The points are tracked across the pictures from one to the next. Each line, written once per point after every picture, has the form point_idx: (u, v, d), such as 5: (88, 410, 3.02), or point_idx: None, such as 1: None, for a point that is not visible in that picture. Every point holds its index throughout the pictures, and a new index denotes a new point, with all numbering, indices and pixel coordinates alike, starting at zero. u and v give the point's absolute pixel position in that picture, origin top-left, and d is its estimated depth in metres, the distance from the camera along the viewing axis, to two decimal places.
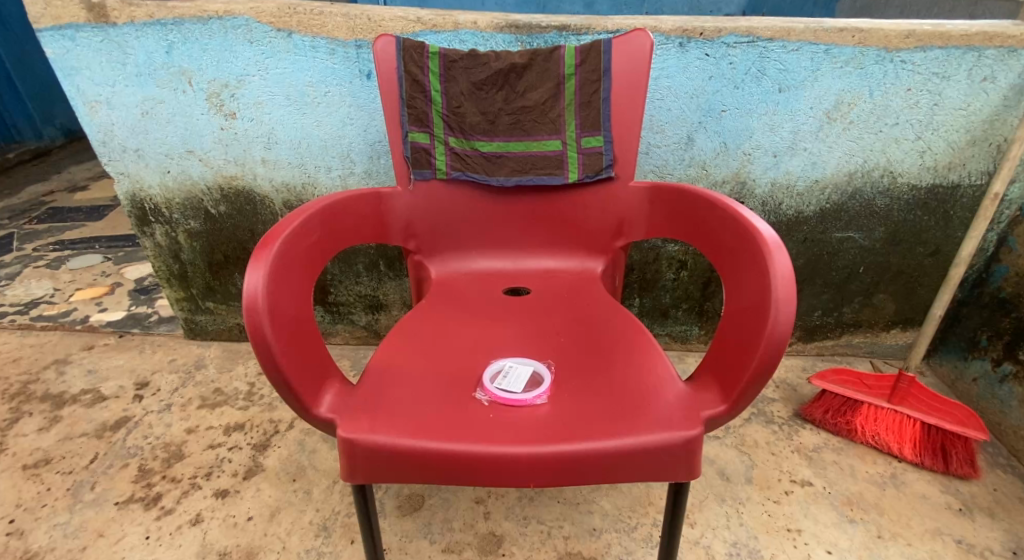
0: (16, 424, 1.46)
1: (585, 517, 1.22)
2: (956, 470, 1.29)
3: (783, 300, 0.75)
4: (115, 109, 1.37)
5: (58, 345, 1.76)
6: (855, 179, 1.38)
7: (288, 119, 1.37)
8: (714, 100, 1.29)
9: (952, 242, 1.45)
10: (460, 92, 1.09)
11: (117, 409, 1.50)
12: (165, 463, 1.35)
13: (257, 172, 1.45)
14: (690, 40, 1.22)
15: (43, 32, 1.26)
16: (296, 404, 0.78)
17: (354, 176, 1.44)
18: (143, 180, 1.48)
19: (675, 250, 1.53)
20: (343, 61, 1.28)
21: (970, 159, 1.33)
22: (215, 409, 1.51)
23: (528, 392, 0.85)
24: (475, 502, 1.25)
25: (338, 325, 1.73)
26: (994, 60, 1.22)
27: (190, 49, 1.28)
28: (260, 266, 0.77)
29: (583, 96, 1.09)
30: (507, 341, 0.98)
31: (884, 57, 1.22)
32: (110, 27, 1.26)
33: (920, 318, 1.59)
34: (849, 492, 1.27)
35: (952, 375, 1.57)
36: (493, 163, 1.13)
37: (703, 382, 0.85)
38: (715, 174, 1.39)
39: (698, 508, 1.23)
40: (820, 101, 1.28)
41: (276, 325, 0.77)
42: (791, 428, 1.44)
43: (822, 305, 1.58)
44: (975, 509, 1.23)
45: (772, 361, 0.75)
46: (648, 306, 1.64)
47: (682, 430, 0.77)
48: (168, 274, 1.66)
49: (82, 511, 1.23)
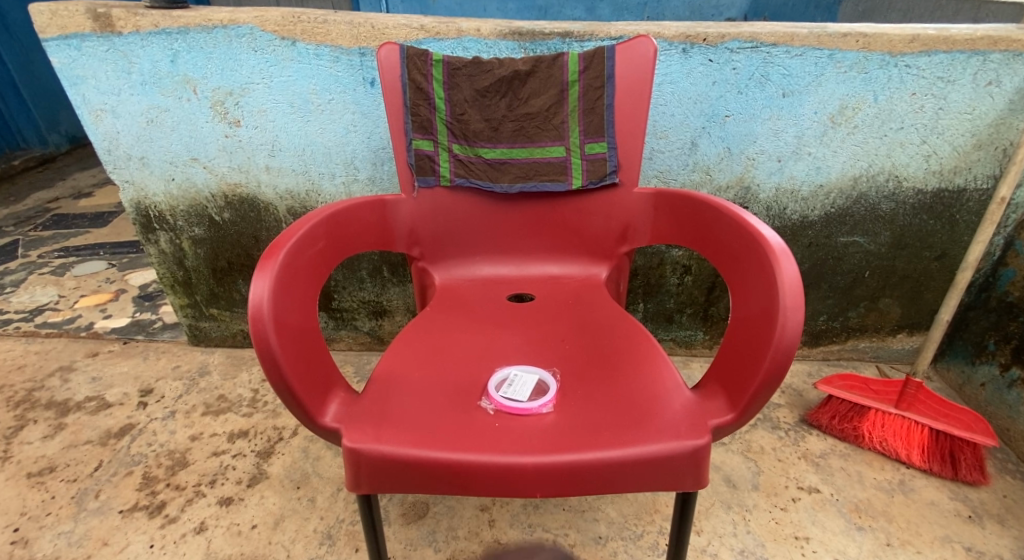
0: (21, 431, 1.46)
1: (590, 525, 1.21)
2: (965, 477, 1.28)
3: (792, 307, 0.74)
4: (120, 117, 1.37)
5: (63, 352, 1.76)
6: (859, 184, 1.37)
7: (290, 127, 1.37)
8: (718, 105, 1.29)
9: (959, 246, 1.44)
10: (464, 99, 1.10)
11: (121, 417, 1.50)
12: (169, 470, 1.35)
13: (261, 179, 1.45)
14: (693, 45, 1.22)
15: (48, 42, 1.26)
16: (302, 413, 0.78)
17: (358, 183, 1.44)
18: (148, 188, 1.49)
19: (679, 255, 1.53)
20: (347, 68, 1.28)
21: (976, 162, 1.33)
22: (220, 416, 1.50)
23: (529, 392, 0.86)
24: (479, 510, 1.24)
25: (341, 331, 1.73)
26: (999, 64, 1.21)
27: (195, 58, 1.29)
28: (266, 275, 0.77)
29: (587, 103, 1.09)
30: (512, 349, 0.97)
31: (888, 62, 1.22)
32: (116, 36, 1.26)
33: (926, 322, 1.58)
34: (856, 499, 1.26)
35: (959, 380, 1.56)
36: (497, 169, 1.13)
37: (710, 390, 0.85)
38: (719, 179, 1.39)
39: (704, 515, 1.23)
40: (824, 106, 1.28)
41: (282, 335, 0.76)
42: (798, 434, 1.43)
43: (828, 309, 1.57)
44: (985, 516, 1.22)
45: (781, 367, 0.74)
46: (652, 312, 1.63)
47: (690, 438, 0.77)
48: (172, 281, 1.66)
49: (86, 519, 1.23)
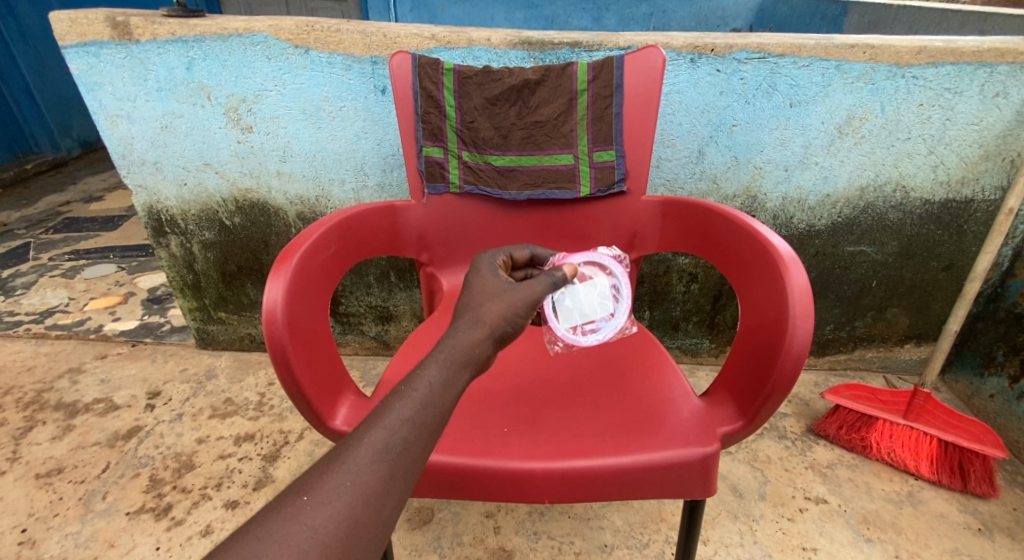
0: (30, 432, 1.47)
1: (596, 533, 1.20)
2: (974, 489, 1.27)
3: (801, 315, 0.75)
4: (136, 122, 1.39)
5: (72, 353, 1.78)
6: (866, 194, 1.37)
7: (303, 133, 1.39)
8: (726, 114, 1.30)
9: (966, 256, 1.44)
10: (474, 107, 1.11)
11: (129, 419, 1.51)
12: (176, 473, 1.35)
13: (272, 185, 1.47)
14: (701, 56, 1.23)
15: (67, 48, 1.28)
16: (312, 415, 0.79)
17: (368, 189, 1.46)
18: (160, 193, 1.50)
19: (685, 263, 1.53)
20: (358, 76, 1.30)
21: (984, 173, 1.33)
22: (226, 419, 1.51)
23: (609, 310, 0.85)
24: (485, 516, 1.24)
25: (348, 336, 1.74)
26: (1005, 76, 1.21)
27: (210, 65, 1.31)
28: (280, 279, 0.78)
29: (596, 111, 1.10)
30: (520, 355, 0.98)
31: (895, 73, 1.23)
32: (133, 44, 1.28)
33: (934, 333, 1.58)
34: (864, 511, 1.25)
35: (968, 392, 1.55)
36: (506, 177, 1.13)
37: (719, 398, 0.85)
38: (726, 188, 1.39)
39: (711, 525, 1.22)
40: (831, 116, 1.28)
41: (295, 337, 0.77)
42: (805, 444, 1.43)
43: (835, 319, 1.57)
44: (995, 530, 1.21)
45: (790, 376, 0.75)
46: (658, 319, 1.63)
47: (698, 446, 0.77)
48: (181, 285, 1.68)
49: (93, 521, 1.24)
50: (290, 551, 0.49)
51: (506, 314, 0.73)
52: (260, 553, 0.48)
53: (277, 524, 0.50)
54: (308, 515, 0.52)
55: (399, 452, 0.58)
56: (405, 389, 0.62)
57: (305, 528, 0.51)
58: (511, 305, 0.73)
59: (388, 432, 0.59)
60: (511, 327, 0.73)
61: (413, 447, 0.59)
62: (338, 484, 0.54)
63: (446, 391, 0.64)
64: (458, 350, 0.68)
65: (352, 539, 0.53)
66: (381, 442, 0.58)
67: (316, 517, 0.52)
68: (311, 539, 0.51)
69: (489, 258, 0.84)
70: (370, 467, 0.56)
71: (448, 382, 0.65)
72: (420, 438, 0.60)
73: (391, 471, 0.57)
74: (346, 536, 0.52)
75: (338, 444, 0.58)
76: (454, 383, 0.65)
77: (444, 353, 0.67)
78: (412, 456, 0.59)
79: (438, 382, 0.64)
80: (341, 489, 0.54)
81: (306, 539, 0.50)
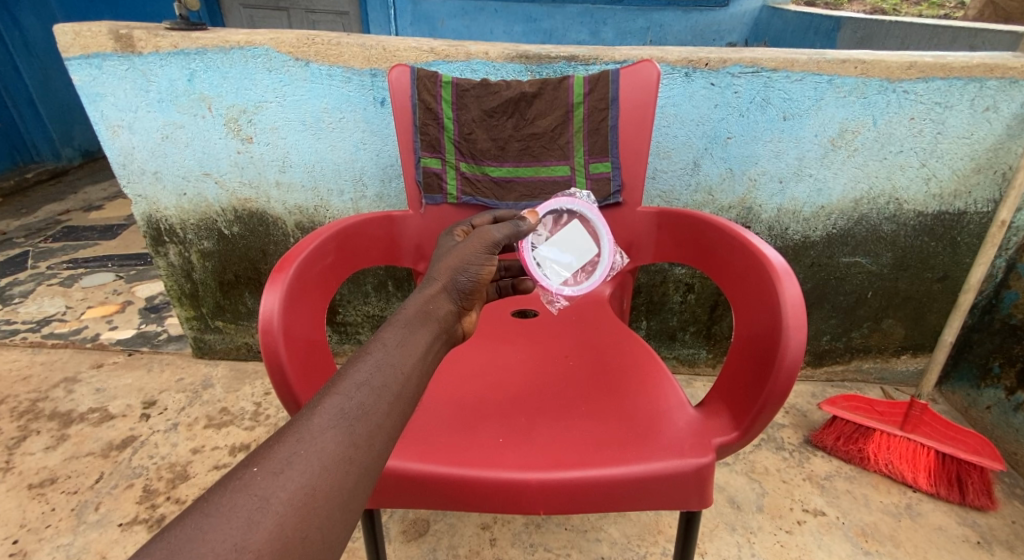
0: (24, 442, 1.47)
1: (593, 545, 1.20)
2: (973, 502, 1.26)
3: (795, 326, 0.75)
4: (136, 133, 1.40)
5: (68, 363, 1.77)
6: (861, 206, 1.38)
7: (302, 144, 1.39)
8: (721, 127, 1.31)
9: (960, 267, 1.45)
10: (471, 119, 1.12)
11: (124, 428, 1.50)
12: (170, 483, 1.34)
13: (271, 195, 1.48)
14: (696, 70, 1.25)
15: (70, 60, 1.30)
16: None
17: (366, 199, 1.46)
18: (160, 202, 1.51)
19: (681, 273, 1.54)
20: (358, 88, 1.31)
21: (976, 186, 1.34)
22: (221, 429, 1.50)
23: (593, 255, 1.02)
24: (481, 528, 1.23)
25: (345, 345, 1.74)
26: (995, 91, 1.23)
27: (211, 77, 1.32)
28: (276, 288, 0.78)
29: (592, 124, 1.11)
30: (514, 366, 0.98)
31: (887, 87, 1.24)
32: (136, 56, 1.30)
33: (929, 343, 1.58)
34: (862, 523, 1.24)
35: (965, 403, 1.55)
36: (503, 188, 1.14)
37: (714, 408, 0.85)
38: (721, 200, 1.40)
39: (709, 537, 1.21)
40: (825, 129, 1.29)
41: (290, 345, 0.77)
42: (802, 455, 1.42)
43: (831, 329, 1.57)
44: (994, 542, 1.20)
45: (784, 386, 0.75)
46: (655, 330, 1.63)
47: (694, 457, 0.77)
48: (179, 294, 1.68)
49: (86, 532, 1.23)
50: (240, 522, 0.47)
51: (457, 266, 0.81)
52: (207, 526, 0.46)
53: (224, 497, 0.48)
54: (259, 486, 0.50)
55: (356, 417, 0.58)
56: (361, 359, 0.64)
57: (256, 498, 0.49)
58: (460, 257, 0.82)
59: (343, 399, 0.59)
60: (463, 277, 0.81)
61: (372, 413, 0.59)
62: (291, 454, 0.53)
63: (402, 353, 0.66)
64: (412, 311, 0.74)
65: (310, 509, 0.51)
66: (336, 408, 0.58)
67: (268, 487, 0.50)
68: (263, 509, 0.49)
69: (447, 236, 0.93)
70: (325, 435, 0.55)
71: (403, 343, 0.68)
72: (379, 405, 0.60)
73: (349, 436, 0.56)
74: (302, 505, 0.50)
75: (292, 419, 0.57)
76: (411, 341, 0.69)
77: (399, 318, 0.72)
78: (372, 422, 0.59)
79: (392, 345, 0.67)
80: (294, 458, 0.53)
81: (256, 509, 0.48)
